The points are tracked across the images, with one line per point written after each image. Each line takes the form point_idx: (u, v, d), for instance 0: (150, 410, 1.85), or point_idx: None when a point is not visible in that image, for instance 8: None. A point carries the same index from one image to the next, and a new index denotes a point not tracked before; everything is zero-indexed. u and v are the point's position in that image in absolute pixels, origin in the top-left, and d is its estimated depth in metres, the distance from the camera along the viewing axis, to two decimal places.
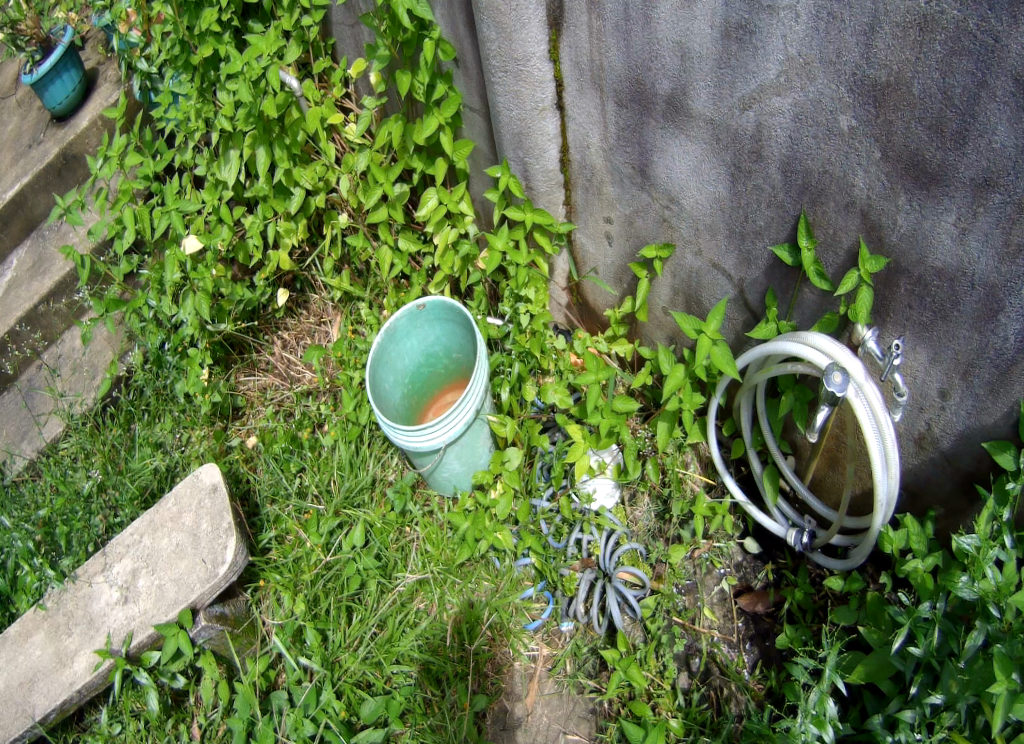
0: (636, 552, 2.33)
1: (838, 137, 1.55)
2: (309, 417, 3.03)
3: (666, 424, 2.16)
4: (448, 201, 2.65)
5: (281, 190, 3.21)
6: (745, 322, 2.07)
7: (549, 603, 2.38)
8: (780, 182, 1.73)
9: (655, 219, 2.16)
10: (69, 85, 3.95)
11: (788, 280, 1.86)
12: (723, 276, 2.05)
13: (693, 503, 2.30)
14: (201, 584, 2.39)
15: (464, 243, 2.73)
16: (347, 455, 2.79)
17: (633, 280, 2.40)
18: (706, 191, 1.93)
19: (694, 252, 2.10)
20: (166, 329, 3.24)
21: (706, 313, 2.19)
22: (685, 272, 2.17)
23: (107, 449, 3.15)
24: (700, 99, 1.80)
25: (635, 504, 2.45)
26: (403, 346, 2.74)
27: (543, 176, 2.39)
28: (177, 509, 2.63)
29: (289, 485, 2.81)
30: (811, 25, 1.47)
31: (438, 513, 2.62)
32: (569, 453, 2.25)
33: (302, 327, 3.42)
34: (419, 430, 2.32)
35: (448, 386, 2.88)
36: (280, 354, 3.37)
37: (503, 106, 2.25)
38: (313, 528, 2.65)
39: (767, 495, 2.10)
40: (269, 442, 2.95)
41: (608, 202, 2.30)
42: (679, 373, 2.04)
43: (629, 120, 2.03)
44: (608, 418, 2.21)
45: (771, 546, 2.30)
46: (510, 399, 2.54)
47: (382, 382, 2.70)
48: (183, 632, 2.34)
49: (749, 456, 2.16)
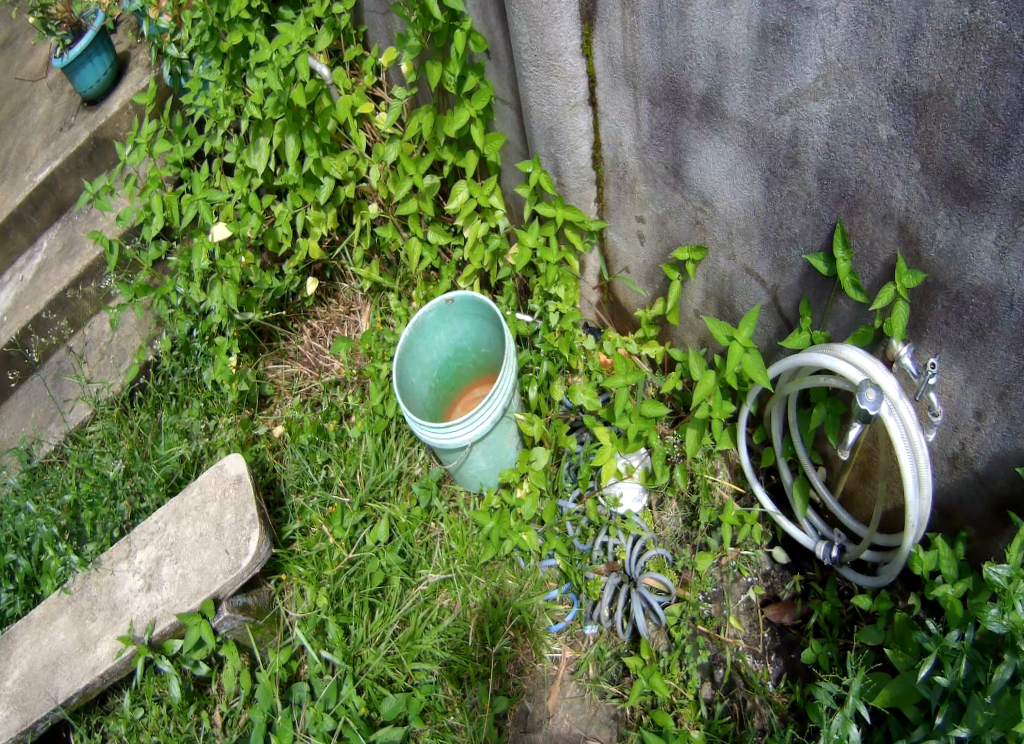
0: (663, 558, 2.34)
1: (877, 146, 1.50)
2: (338, 408, 3.05)
3: (695, 431, 2.11)
4: (479, 194, 2.63)
5: (310, 179, 3.20)
6: (778, 330, 2.03)
7: (573, 606, 2.37)
8: (816, 190, 1.68)
9: (688, 220, 2.12)
10: (100, 69, 3.96)
11: (825, 289, 1.81)
12: (756, 282, 2.00)
13: (721, 512, 2.27)
14: (223, 575, 2.46)
15: (494, 238, 2.70)
16: (373, 448, 2.81)
17: (665, 281, 2.35)
18: (740, 194, 1.89)
19: (726, 256, 2.05)
20: (193, 316, 3.30)
21: (739, 319, 2.15)
22: (718, 275, 2.12)
23: (134, 436, 3.25)
24: (735, 101, 1.75)
25: (663, 508, 2.42)
26: (431, 340, 2.75)
27: (574, 173, 2.36)
28: (202, 498, 2.72)
29: (315, 476, 2.86)
30: (851, 29, 1.42)
31: (463, 509, 2.62)
32: (597, 454, 2.22)
33: (332, 316, 3.46)
34: (443, 426, 2.34)
35: (476, 380, 2.88)
36: (309, 343, 3.41)
37: (534, 100, 2.22)
38: (337, 520, 2.66)
39: (797, 506, 2.11)
40: (295, 433, 2.97)
41: (639, 200, 2.26)
42: (709, 381, 2.01)
43: (663, 119, 1.99)
44: (636, 422, 2.15)
45: (800, 556, 2.31)
46: (538, 399, 2.51)
47: (410, 376, 2.71)
48: (205, 622, 2.42)
49: (780, 466, 2.15)
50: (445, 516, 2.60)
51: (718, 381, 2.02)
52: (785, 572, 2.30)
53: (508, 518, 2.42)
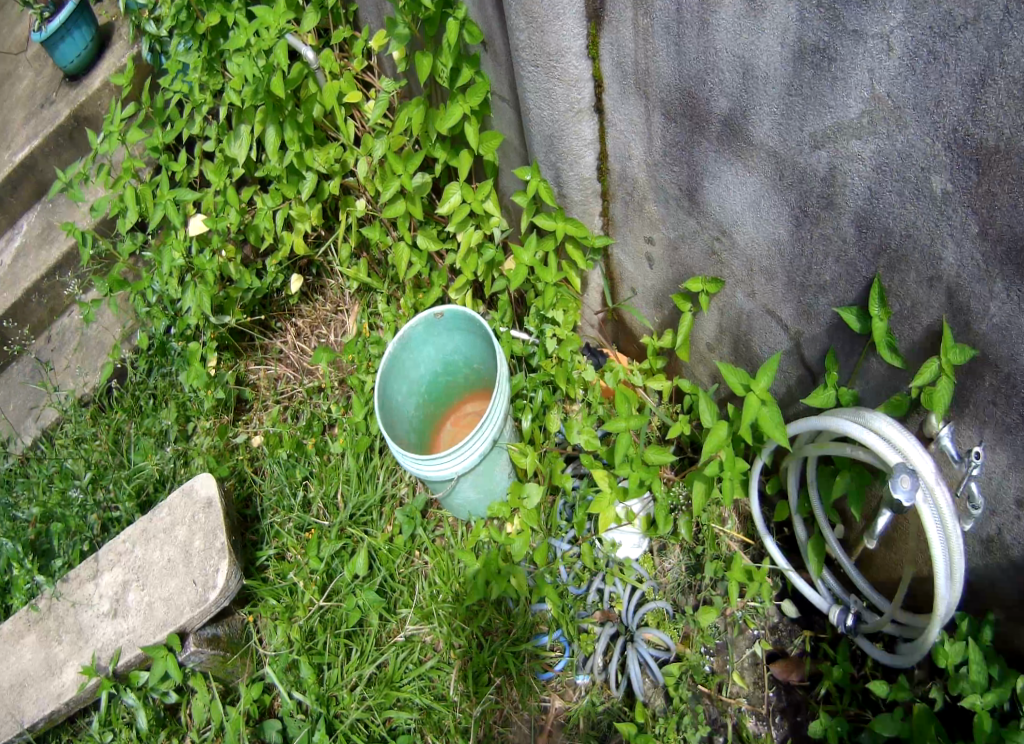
0: (663, 611, 2.16)
1: (928, 199, 1.32)
2: (321, 419, 2.87)
3: (703, 485, 1.90)
4: (473, 199, 2.39)
5: (292, 172, 3.01)
6: (800, 379, 1.86)
7: (565, 653, 2.19)
8: (853, 237, 1.50)
9: (703, 249, 1.91)
10: (80, 43, 3.70)
11: (856, 344, 1.64)
12: (778, 325, 1.82)
13: (728, 565, 2.10)
14: (190, 608, 2.35)
15: (489, 248, 2.47)
16: (355, 468, 2.64)
17: (674, 311, 2.15)
18: (764, 229, 1.69)
19: (745, 293, 1.86)
20: (171, 315, 3.15)
21: (756, 361, 1.97)
22: (734, 311, 1.94)
23: (108, 441, 3.09)
24: (763, 126, 1.54)
25: (665, 554, 2.24)
26: (419, 354, 2.52)
27: (577, 184, 2.14)
28: (170, 521, 2.59)
29: (293, 496, 2.68)
30: (907, 62, 1.22)
31: (451, 540, 2.45)
32: (593, 501, 1.99)
33: (318, 315, 3.28)
34: (429, 458, 2.15)
35: (467, 395, 2.66)
36: (293, 344, 3.25)
37: (534, 104, 1.99)
38: (312, 550, 2.47)
39: (811, 566, 1.97)
40: (273, 448, 2.79)
41: (649, 221, 2.04)
42: (722, 433, 1.80)
43: (678, 137, 1.78)
44: (638, 471, 1.94)
45: (809, 610, 2.17)
46: (532, 428, 2.31)
47: (394, 394, 2.49)
48: (171, 655, 2.33)
49: (794, 522, 2.02)
50: (427, 544, 2.42)
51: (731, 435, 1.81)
52: (795, 627, 2.17)
53: (495, 562, 2.22)
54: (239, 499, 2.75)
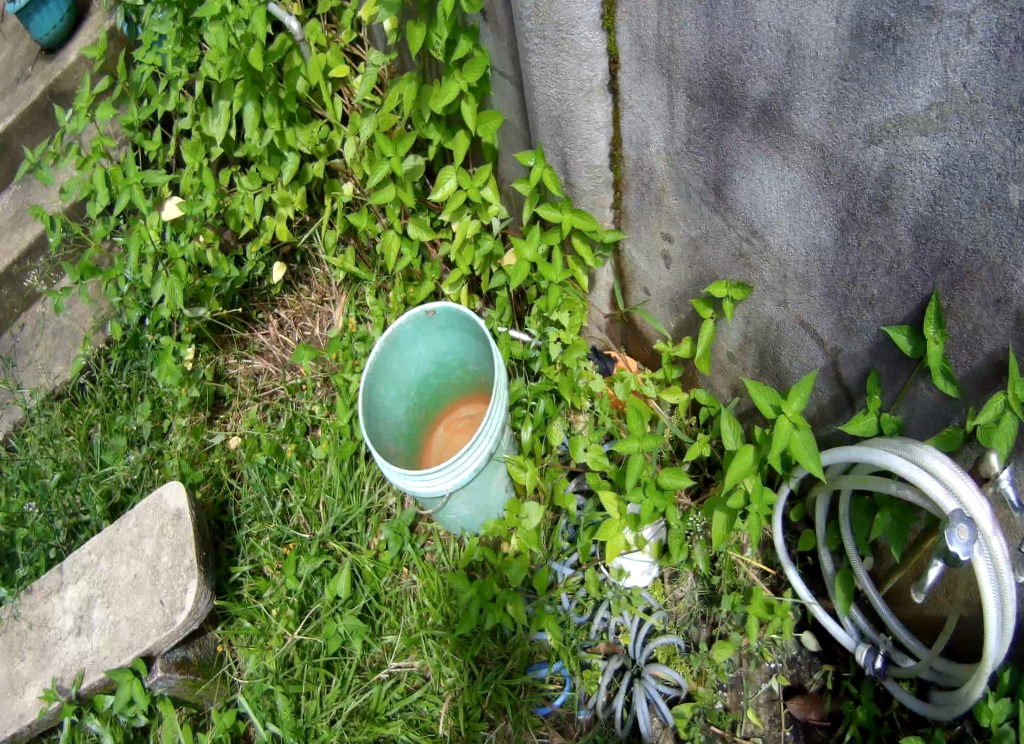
0: (674, 645, 1.98)
1: (1002, 210, 1.17)
2: (303, 421, 2.66)
3: (725, 515, 1.71)
4: (470, 185, 2.17)
5: (274, 153, 2.80)
6: (834, 399, 1.72)
7: (565, 688, 1.99)
8: (909, 247, 1.36)
9: (730, 250, 1.75)
10: (57, 13, 3.43)
11: (902, 368, 1.51)
12: (812, 339, 1.68)
13: (747, 597, 1.94)
14: (156, 631, 2.16)
15: (486, 239, 2.23)
16: (338, 476, 2.43)
17: (693, 316, 1.97)
18: (803, 231, 1.54)
19: (776, 300, 1.72)
20: (145, 305, 2.96)
21: (784, 377, 1.82)
22: (763, 319, 1.79)
23: (75, 441, 2.87)
24: (810, 115, 1.39)
25: (677, 581, 2.05)
26: (409, 355, 2.26)
27: (586, 172, 1.94)
28: (137, 532, 2.40)
29: (272, 506, 2.48)
30: (990, 49, 1.08)
31: (443, 560, 2.25)
32: (599, 531, 1.78)
33: (303, 305, 3.06)
34: (417, 474, 1.93)
35: (461, 398, 2.40)
36: (276, 337, 3.04)
37: (540, 81, 1.82)
38: (290, 569, 2.27)
39: (839, 603, 1.85)
40: (250, 453, 2.58)
41: (667, 215, 1.87)
42: (748, 459, 1.62)
43: (705, 123, 1.61)
44: (652, 499, 1.74)
45: (831, 643, 2.01)
46: (533, 441, 2.10)
47: (382, 399, 2.23)
48: (137, 680, 2.14)
49: (822, 554, 1.90)
50: (415, 561, 2.22)
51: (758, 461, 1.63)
52: (814, 661, 2.01)
53: (490, 588, 2.01)
54: (212, 512, 2.57)
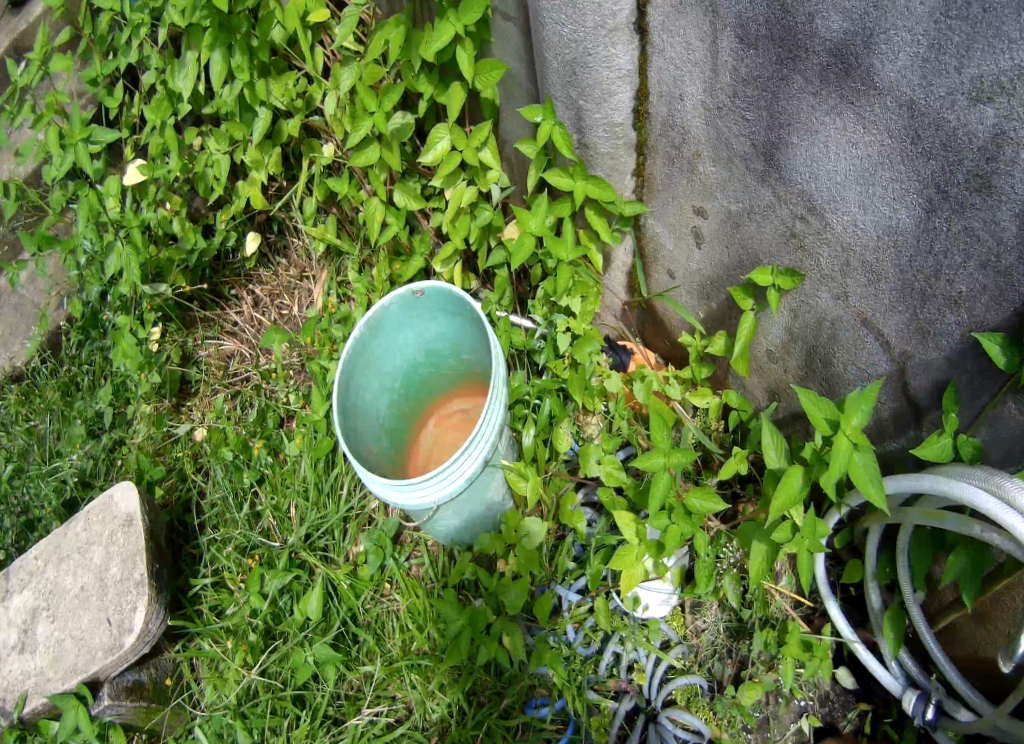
0: (695, 686, 1.72)
1: None
2: (275, 411, 2.36)
3: (766, 548, 1.44)
4: (466, 146, 1.85)
5: (246, 109, 2.48)
6: (896, 413, 1.47)
7: (567, 733, 1.70)
8: (1015, 235, 1.10)
9: (778, 230, 1.49)
10: None
11: (988, 382, 1.27)
12: (874, 340, 1.43)
13: (781, 634, 1.68)
14: (103, 654, 1.91)
15: (485, 209, 1.92)
16: (313, 477, 2.12)
17: (728, 307, 1.71)
18: (875, 209, 1.28)
19: (832, 291, 1.46)
20: (105, 280, 2.67)
21: (834, 382, 1.57)
22: (812, 313, 1.53)
23: (25, 430, 2.58)
24: (898, 63, 1.12)
25: (699, 611, 1.78)
26: (393, 342, 1.89)
27: (605, 131, 1.67)
28: (85, 538, 2.12)
29: (237, 510, 2.19)
30: None
31: (429, 576, 1.95)
32: (614, 562, 1.48)
33: (280, 282, 2.71)
34: (403, 482, 1.62)
35: (453, 390, 2.04)
36: (250, 316, 2.71)
37: (551, 19, 1.53)
38: (254, 585, 1.97)
39: (887, 644, 1.62)
40: (214, 447, 2.28)
41: (702, 185, 1.60)
42: (795, 486, 1.37)
43: (757, 70, 1.33)
44: (678, 527, 1.46)
45: (869, 680, 1.78)
46: (535, 446, 1.78)
47: (363, 394, 1.86)
48: (84, 705, 1.88)
49: (868, 587, 1.66)
50: (398, 577, 1.93)
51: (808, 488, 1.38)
52: (849, 700, 1.78)
53: (482, 618, 1.71)
54: (177, 514, 2.28)
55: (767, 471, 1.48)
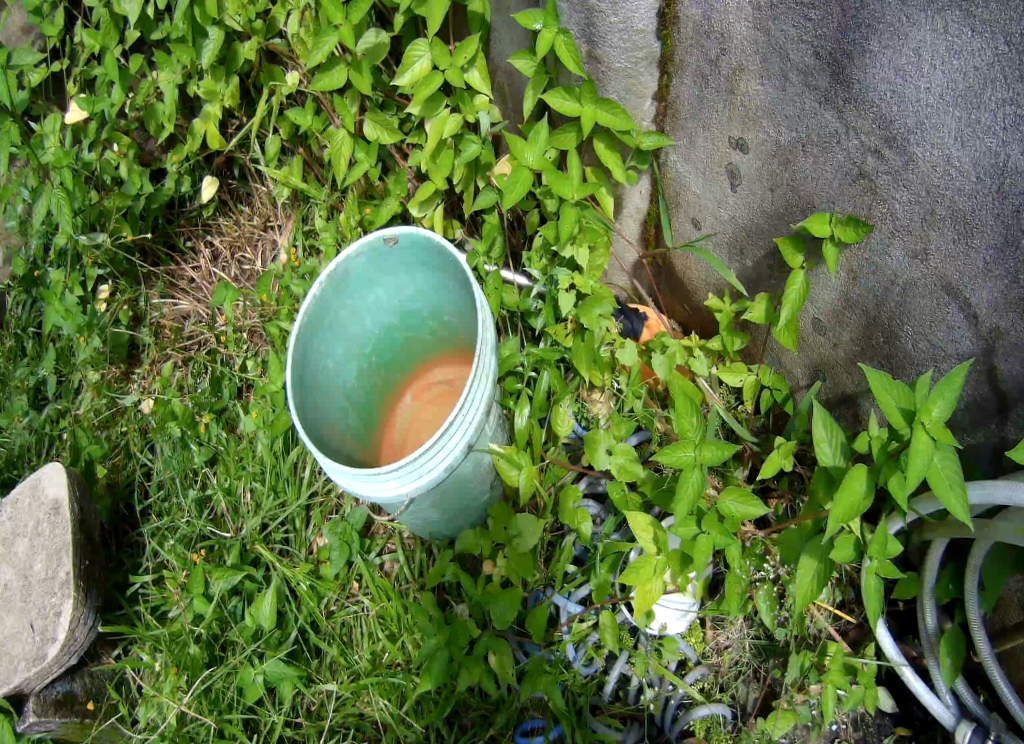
0: (717, 716, 1.44)
1: None
2: (231, 380, 2.00)
3: (817, 566, 1.16)
4: (451, 63, 1.51)
5: (197, 29, 2.12)
6: (976, 402, 1.19)
7: None
8: None
9: (840, 167, 1.20)
10: None
11: None
12: (956, 309, 1.14)
13: (820, 656, 1.41)
14: (24, 667, 1.61)
15: (471, 141, 1.59)
16: (269, 457, 1.80)
17: (767, 263, 1.42)
18: (974, 136, 0.99)
19: (905, 246, 1.17)
20: (44, 230, 2.34)
21: (897, 359, 1.28)
22: (877, 271, 1.24)
23: None
24: None
25: (721, 625, 1.51)
26: (360, 301, 1.56)
27: (620, 40, 1.38)
28: (6, 529, 1.78)
29: (183, 496, 1.86)
30: None
31: (405, 577, 1.65)
32: (625, 576, 1.18)
33: (241, 232, 2.35)
34: (366, 471, 1.29)
35: (434, 358, 1.73)
36: (207, 271, 2.36)
37: None
38: (197, 586, 1.64)
39: (942, 672, 1.37)
40: (158, 422, 1.94)
41: (745, 110, 1.31)
42: (857, 490, 1.10)
43: None
44: (711, 538, 1.16)
45: (910, 701, 1.54)
46: (529, 428, 1.44)
47: (324, 364, 1.54)
48: (7, 726, 1.62)
49: (923, 604, 1.41)
50: (367, 579, 1.62)
51: (872, 493, 1.12)
52: (885, 724, 1.54)
53: (464, 634, 1.42)
54: (108, 502, 1.94)
55: (816, 469, 1.23)
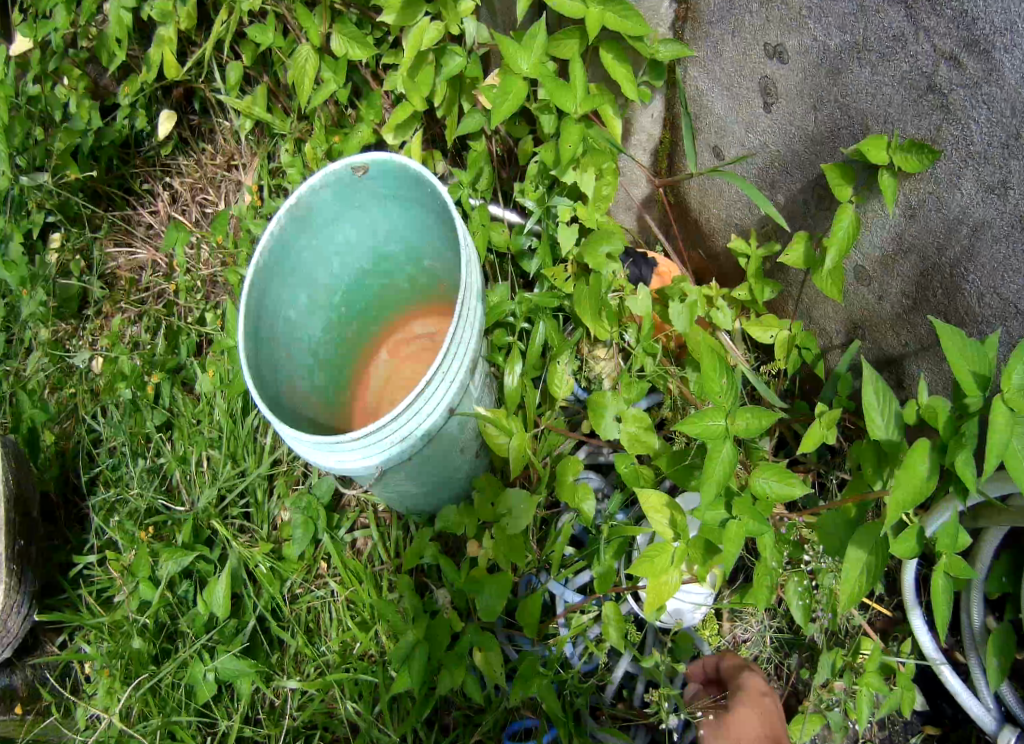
0: None
1: None
2: (189, 336, 1.78)
3: (867, 560, 0.97)
4: None
5: None
6: None
7: None
8: None
9: (903, 79, 0.98)
10: None
11: None
12: None
13: (852, 653, 1.23)
14: None
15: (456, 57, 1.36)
16: (227, 424, 1.59)
17: (804, 196, 1.21)
18: None
19: (976, 180, 0.96)
20: None
21: (963, 314, 1.06)
22: (939, 209, 1.03)
23: None
24: None
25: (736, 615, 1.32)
26: (325, 242, 1.35)
27: None
28: None
29: (131, 465, 1.64)
30: None
31: (380, 561, 1.45)
32: (636, 565, 0.99)
33: (203, 173, 2.04)
34: (325, 439, 1.08)
35: (414, 310, 1.51)
36: (166, 216, 2.06)
37: None
38: (142, 569, 1.43)
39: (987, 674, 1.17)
40: (104, 383, 1.70)
41: (789, 9, 1.09)
42: (920, 471, 0.92)
43: None
44: (744, 524, 0.97)
45: (940, 696, 1.37)
46: (522, 387, 1.23)
47: (285, 315, 1.32)
48: None
49: (970, 596, 1.22)
50: (335, 560, 1.42)
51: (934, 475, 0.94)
52: (911, 722, 1.37)
53: (445, 630, 1.22)
54: (49, 477, 1.69)
55: (866, 442, 1.05)
